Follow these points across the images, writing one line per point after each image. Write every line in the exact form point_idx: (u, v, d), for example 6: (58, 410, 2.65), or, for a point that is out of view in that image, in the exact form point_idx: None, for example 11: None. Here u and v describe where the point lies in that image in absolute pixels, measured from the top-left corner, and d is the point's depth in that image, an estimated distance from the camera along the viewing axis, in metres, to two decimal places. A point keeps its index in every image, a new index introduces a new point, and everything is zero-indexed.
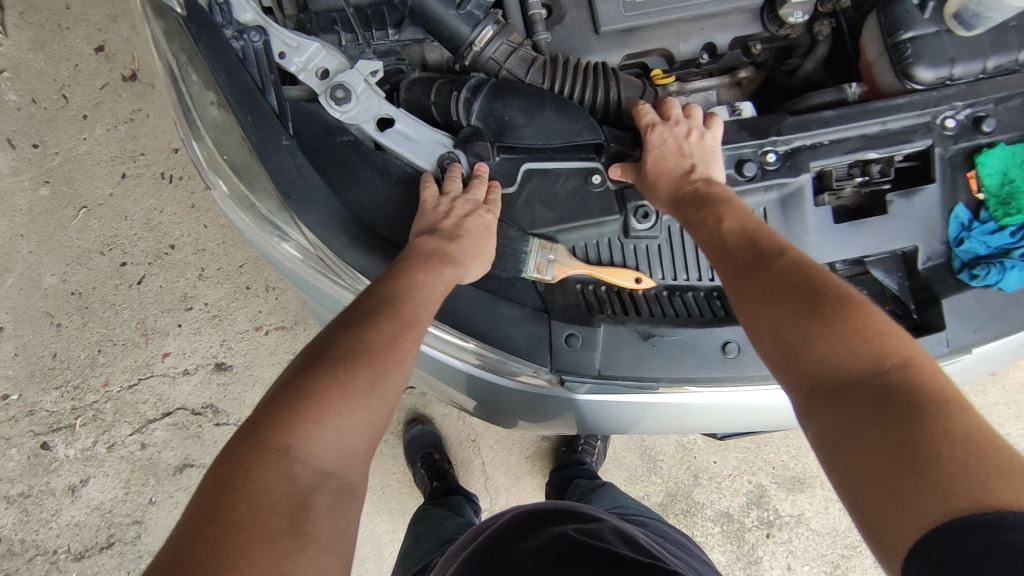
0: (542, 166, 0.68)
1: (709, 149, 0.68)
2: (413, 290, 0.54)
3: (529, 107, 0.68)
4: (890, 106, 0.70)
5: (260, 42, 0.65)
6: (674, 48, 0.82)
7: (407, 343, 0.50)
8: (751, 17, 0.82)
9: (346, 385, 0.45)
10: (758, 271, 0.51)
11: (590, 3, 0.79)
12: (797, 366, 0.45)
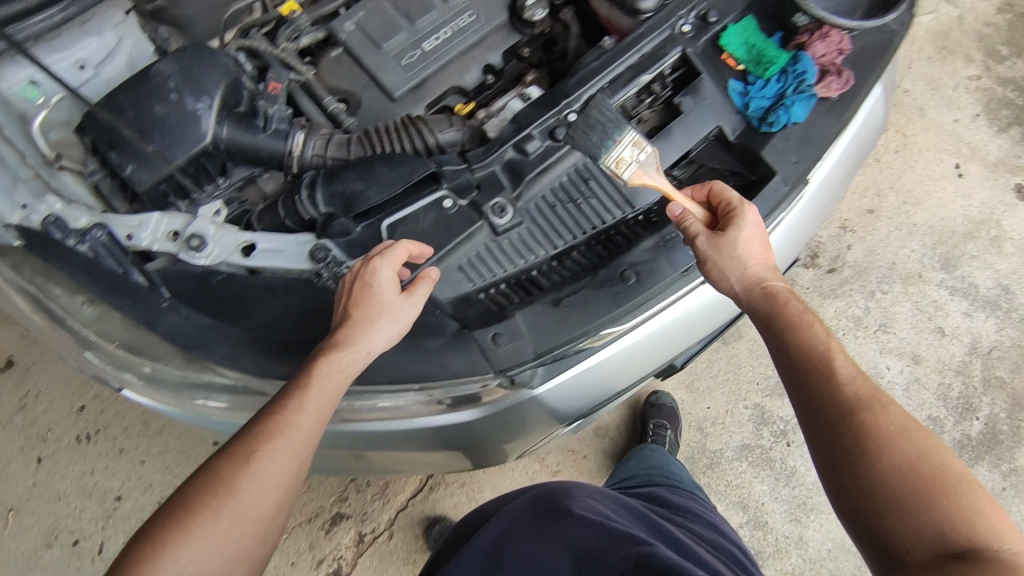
0: (398, 216, 0.74)
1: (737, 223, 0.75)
2: (286, 410, 0.60)
3: (362, 173, 0.74)
4: (636, 37, 0.82)
5: (103, 235, 0.69)
6: (462, 81, 0.94)
7: (269, 458, 0.57)
8: (507, 32, 0.96)
9: (187, 518, 0.54)
10: (864, 412, 0.59)
11: (375, 80, 0.91)
12: (847, 456, 0.58)
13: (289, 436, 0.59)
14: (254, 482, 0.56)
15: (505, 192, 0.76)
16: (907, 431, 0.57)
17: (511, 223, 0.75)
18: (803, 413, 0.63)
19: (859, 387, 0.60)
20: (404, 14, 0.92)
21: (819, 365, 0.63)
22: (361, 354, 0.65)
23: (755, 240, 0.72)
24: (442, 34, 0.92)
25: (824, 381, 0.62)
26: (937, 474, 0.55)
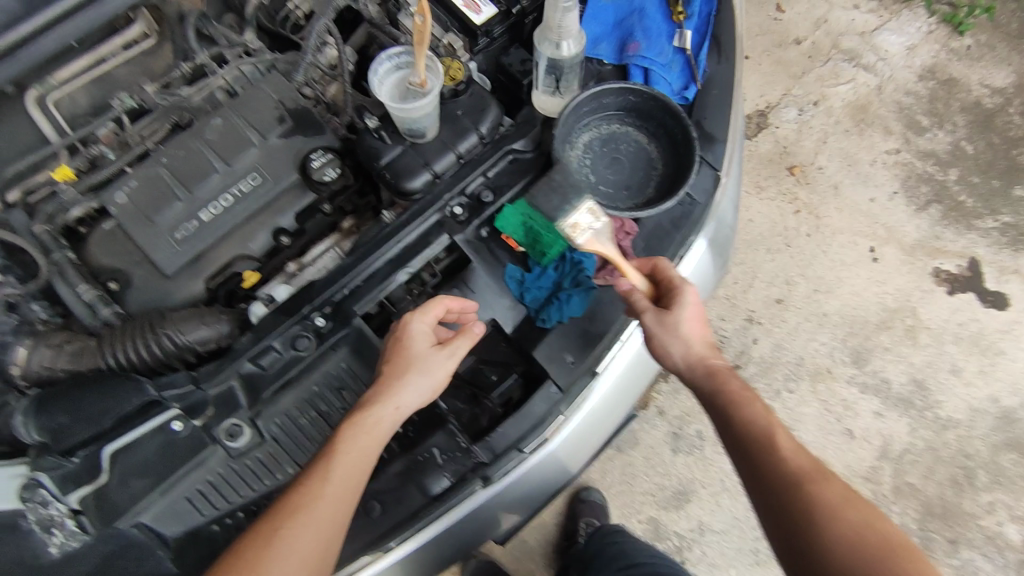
0: (121, 443, 0.66)
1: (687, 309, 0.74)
2: (333, 475, 0.64)
3: (72, 405, 0.66)
4: (398, 226, 0.75)
5: None
6: (247, 250, 0.89)
7: (299, 525, 0.61)
8: (301, 191, 0.91)
9: (254, 558, 0.60)
10: (810, 483, 0.65)
11: (147, 256, 0.85)
12: (802, 537, 0.63)
13: (319, 503, 0.62)
14: (298, 536, 0.61)
15: (240, 412, 0.70)
16: (849, 504, 0.64)
17: (248, 444, 0.70)
18: (751, 493, 0.69)
19: (798, 467, 0.66)
20: (178, 183, 0.87)
21: (760, 445, 0.69)
22: (391, 410, 0.67)
23: (694, 319, 0.74)
24: (221, 202, 0.87)
25: (766, 456, 0.68)
26: (878, 548, 0.61)
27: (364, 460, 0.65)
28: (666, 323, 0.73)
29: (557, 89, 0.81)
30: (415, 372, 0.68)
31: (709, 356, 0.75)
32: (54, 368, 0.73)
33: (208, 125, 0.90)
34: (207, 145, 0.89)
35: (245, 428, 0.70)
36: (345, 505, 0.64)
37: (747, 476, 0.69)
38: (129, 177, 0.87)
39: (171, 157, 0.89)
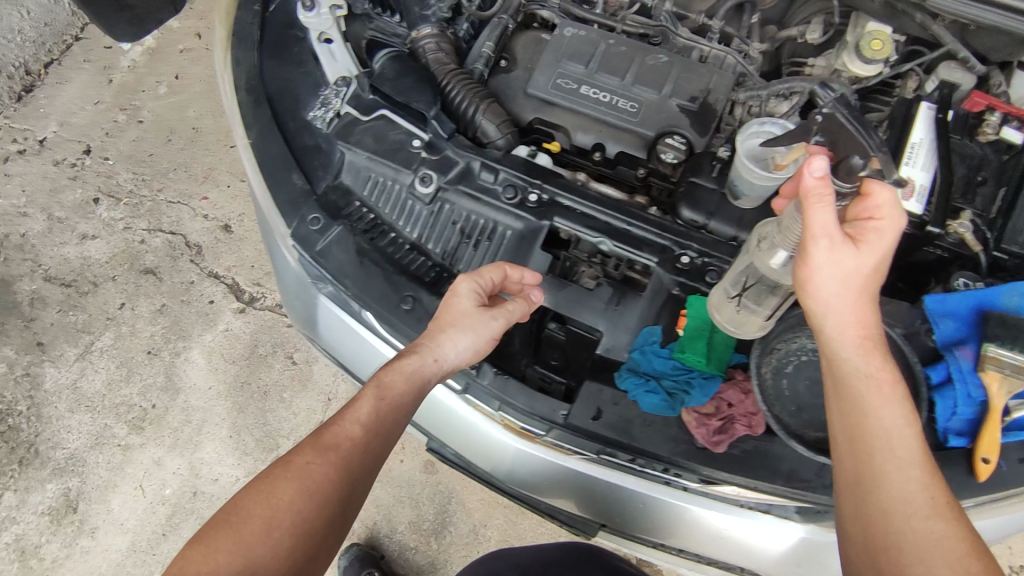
0: (390, 116, 0.91)
1: (861, 254, 0.64)
2: (348, 419, 0.70)
3: (413, 85, 0.93)
4: (640, 215, 0.82)
5: None
6: (572, 133, 1.03)
7: (318, 457, 0.66)
8: (641, 145, 1.01)
9: (277, 473, 0.65)
10: (926, 521, 0.60)
11: (531, 72, 1.06)
12: (891, 560, 0.60)
13: (348, 440, 0.68)
14: (320, 467, 0.65)
15: (442, 177, 0.87)
16: (977, 552, 0.58)
17: (422, 195, 0.86)
18: (850, 499, 0.64)
19: (912, 502, 0.60)
20: (598, 59, 1.04)
21: (885, 456, 0.62)
22: (431, 360, 0.73)
23: (861, 274, 0.65)
24: (601, 94, 1.02)
25: (876, 483, 0.62)
26: None
27: (406, 400, 0.71)
28: (840, 257, 0.64)
29: (737, 300, 0.74)
30: (458, 330, 0.74)
31: (868, 288, 0.66)
32: (423, 55, 0.99)
33: (654, 56, 1.03)
34: (639, 62, 1.03)
35: (432, 185, 0.86)
36: (374, 444, 0.69)
37: (855, 487, 0.64)
38: (583, 29, 1.06)
39: (614, 45, 1.04)
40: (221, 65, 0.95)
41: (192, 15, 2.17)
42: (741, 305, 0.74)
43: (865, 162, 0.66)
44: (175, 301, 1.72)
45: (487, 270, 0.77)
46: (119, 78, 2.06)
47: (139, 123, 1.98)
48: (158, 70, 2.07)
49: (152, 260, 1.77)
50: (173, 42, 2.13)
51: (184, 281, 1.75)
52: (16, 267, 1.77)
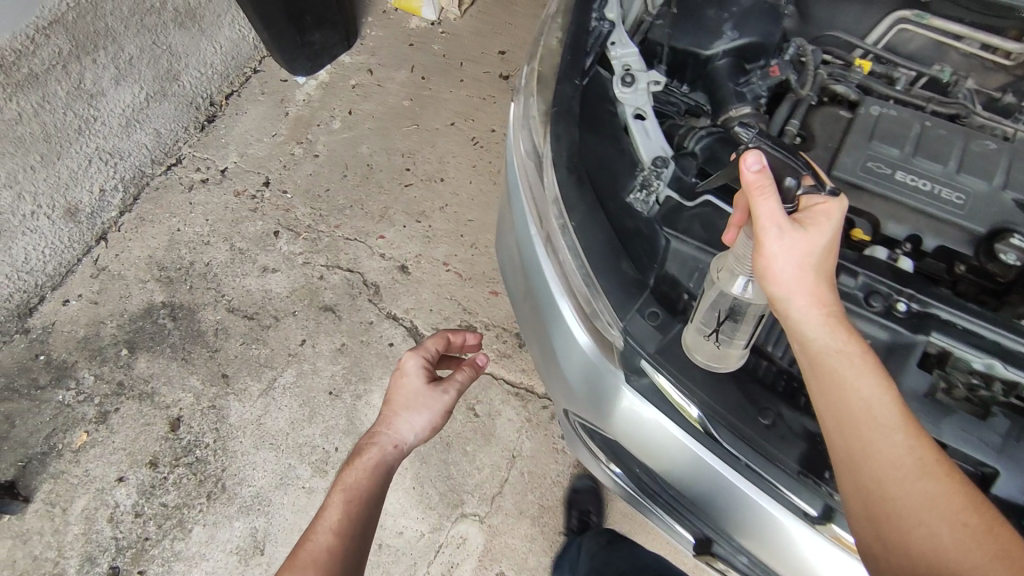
0: (720, 204, 0.87)
1: (808, 238, 0.72)
2: (346, 481, 1.00)
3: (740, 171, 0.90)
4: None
5: (606, 29, 0.94)
6: (882, 221, 0.95)
7: (335, 548, 0.89)
8: (966, 241, 0.92)
9: (291, 570, 0.86)
10: (892, 468, 0.66)
11: (835, 151, 0.98)
12: (886, 520, 0.66)
13: (334, 515, 0.94)
14: (302, 572, 0.85)
15: None
16: (966, 504, 0.64)
17: None
18: (847, 477, 0.69)
19: (900, 466, 0.66)
20: (914, 143, 0.96)
21: (864, 424, 0.67)
22: (370, 464, 1.02)
23: (808, 251, 0.72)
24: (920, 182, 0.94)
25: (866, 457, 0.67)
26: (994, 559, 0.61)
27: (368, 481, 1.00)
28: (797, 241, 0.71)
29: (727, 339, 0.82)
30: (406, 410, 1.10)
31: (827, 277, 0.73)
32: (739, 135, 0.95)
33: (979, 142, 0.97)
34: (964, 150, 0.96)
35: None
36: (354, 516, 0.95)
37: (848, 465, 0.69)
38: (894, 108, 1.00)
39: (933, 127, 0.98)
40: (530, 137, 0.91)
41: (362, 51, 2.21)
42: (722, 343, 0.82)
43: (797, 181, 0.76)
44: (356, 339, 1.72)
45: (413, 358, 1.16)
46: (293, 111, 2.10)
47: (315, 157, 2.01)
48: (332, 104, 2.11)
49: (332, 296, 1.78)
50: (345, 77, 2.16)
51: (363, 319, 1.75)
52: (201, 296, 1.81)
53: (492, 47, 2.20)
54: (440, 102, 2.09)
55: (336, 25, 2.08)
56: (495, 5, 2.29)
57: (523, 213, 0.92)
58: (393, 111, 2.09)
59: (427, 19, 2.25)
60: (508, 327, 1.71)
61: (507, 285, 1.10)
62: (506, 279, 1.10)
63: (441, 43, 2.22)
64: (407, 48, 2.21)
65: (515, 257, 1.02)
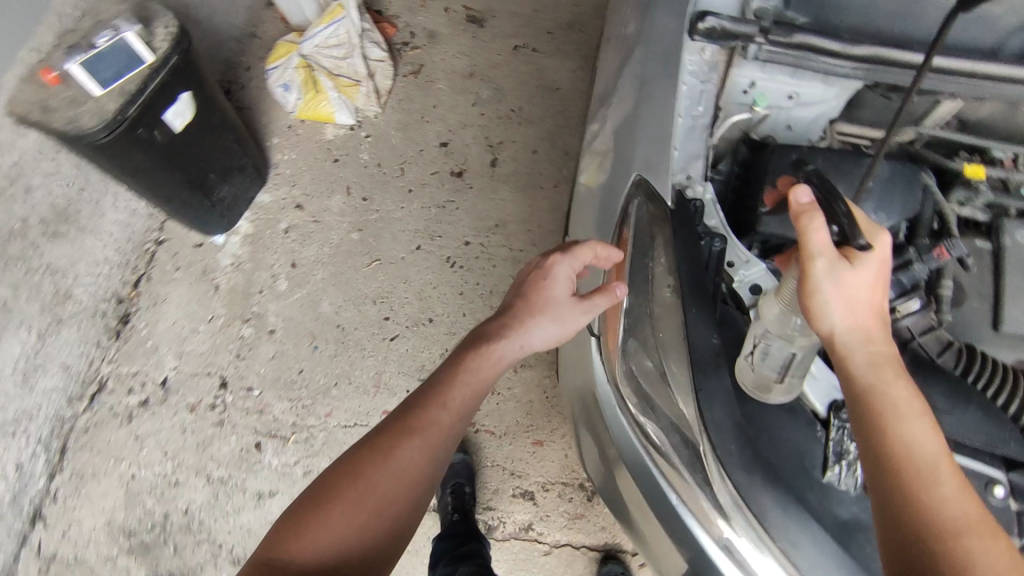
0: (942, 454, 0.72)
1: (851, 277, 0.72)
2: (441, 388, 0.86)
3: (949, 395, 0.76)
4: None
5: (718, 247, 0.87)
6: None
7: (397, 445, 0.81)
8: None
9: (375, 464, 0.80)
10: (946, 523, 0.62)
11: (996, 300, 0.83)
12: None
13: (431, 425, 0.83)
14: (403, 457, 0.81)
15: None
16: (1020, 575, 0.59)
17: None
18: (893, 528, 0.64)
19: (954, 519, 0.62)
20: None
21: (917, 465, 0.65)
22: (481, 363, 0.88)
23: (851, 289, 0.72)
24: None
25: (924, 494, 0.63)
26: None
27: (483, 376, 0.88)
28: (841, 279, 0.72)
29: (777, 376, 0.82)
30: (551, 321, 0.89)
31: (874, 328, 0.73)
32: (914, 338, 0.81)
33: None
34: None
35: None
36: (453, 433, 0.85)
37: (895, 510, 0.64)
38: None
39: None
40: (675, 429, 0.81)
41: (280, 183, 1.85)
42: (763, 370, 0.83)
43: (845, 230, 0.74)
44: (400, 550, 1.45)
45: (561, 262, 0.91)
46: (223, 281, 1.73)
47: (270, 333, 1.67)
48: (267, 259, 1.76)
49: None
50: (271, 221, 1.80)
51: None
52: (192, 556, 1.47)
53: (430, 138, 1.90)
54: (394, 223, 1.79)
55: (246, 169, 1.71)
56: (416, 87, 1.97)
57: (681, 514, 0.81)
58: (344, 250, 1.76)
59: (345, 125, 1.91)
60: (567, 481, 1.48)
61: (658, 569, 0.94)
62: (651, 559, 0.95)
63: (370, 150, 1.89)
64: (332, 165, 1.87)
65: (642, 521, 0.90)
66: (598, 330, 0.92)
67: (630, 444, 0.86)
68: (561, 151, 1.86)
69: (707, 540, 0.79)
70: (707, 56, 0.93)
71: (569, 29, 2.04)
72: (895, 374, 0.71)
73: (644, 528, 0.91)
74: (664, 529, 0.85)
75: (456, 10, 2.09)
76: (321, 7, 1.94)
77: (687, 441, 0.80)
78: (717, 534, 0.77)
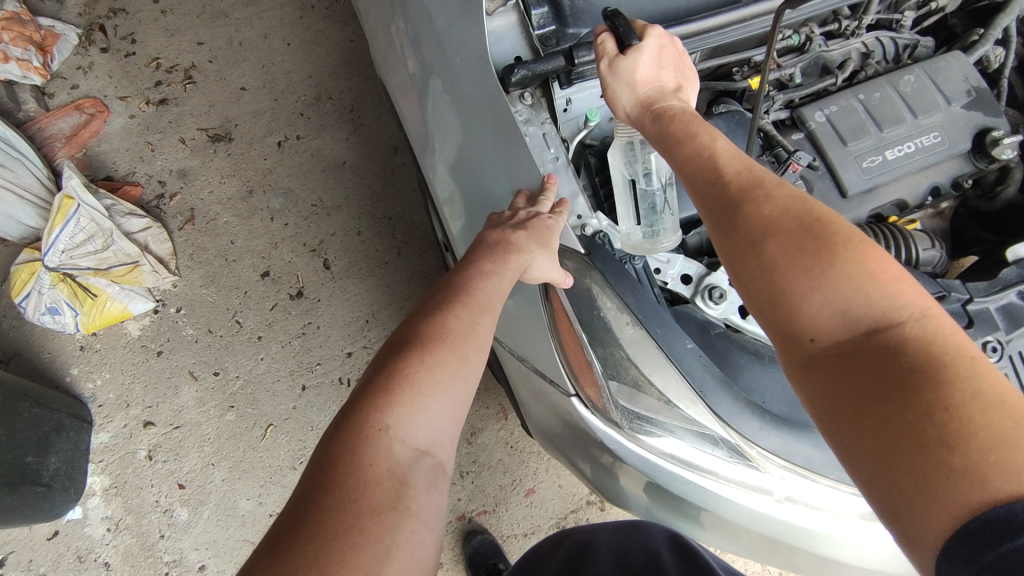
0: None
1: (630, 63, 0.78)
2: (491, 286, 0.79)
3: None
4: None
5: (642, 264, 0.88)
6: (908, 197, 0.96)
7: (474, 344, 0.73)
8: (962, 160, 0.97)
9: (417, 382, 0.67)
10: (751, 210, 0.63)
11: (832, 174, 0.93)
12: (762, 276, 0.61)
13: (462, 352, 0.72)
14: (437, 390, 0.68)
15: (999, 332, 0.77)
16: (837, 239, 0.59)
17: (996, 365, 0.75)
18: (719, 242, 0.66)
19: (773, 218, 0.62)
20: (874, 118, 0.94)
21: (718, 187, 0.66)
22: (493, 296, 0.78)
23: (637, 70, 0.79)
24: (906, 147, 0.94)
25: (714, 191, 0.66)
26: (878, 296, 0.57)
27: (497, 303, 0.79)
28: (620, 70, 0.79)
29: (637, 223, 0.91)
30: (546, 249, 0.81)
31: (659, 100, 0.78)
32: None
33: (903, 80, 0.97)
34: (902, 95, 0.96)
35: (1002, 350, 0.76)
36: (474, 370, 0.73)
37: (719, 232, 0.65)
38: (829, 102, 0.97)
39: (869, 96, 0.96)
40: (692, 428, 0.82)
41: (110, 412, 1.56)
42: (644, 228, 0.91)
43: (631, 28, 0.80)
44: None
45: (541, 199, 0.84)
46: (111, 554, 1.44)
47: (200, 570, 1.44)
48: (146, 498, 1.49)
49: None
50: (126, 457, 1.52)
51: None
52: None
53: (246, 275, 1.71)
54: (263, 378, 1.60)
55: (64, 425, 1.42)
56: (199, 233, 1.76)
57: (741, 501, 0.82)
58: (227, 436, 1.54)
59: (146, 311, 1.65)
60: (576, 507, 1.47)
61: (722, 549, 0.96)
62: (713, 544, 0.96)
63: (189, 321, 1.66)
64: (158, 360, 1.61)
65: (693, 520, 0.89)
66: (576, 390, 0.86)
67: (668, 474, 0.83)
68: (384, 218, 1.78)
69: (768, 503, 0.82)
70: (529, 100, 0.90)
71: (319, 101, 1.94)
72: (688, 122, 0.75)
73: (704, 529, 0.91)
74: (725, 518, 0.85)
75: (192, 137, 1.89)
76: (41, 209, 1.64)
77: (702, 434, 0.82)
78: (774, 492, 0.81)
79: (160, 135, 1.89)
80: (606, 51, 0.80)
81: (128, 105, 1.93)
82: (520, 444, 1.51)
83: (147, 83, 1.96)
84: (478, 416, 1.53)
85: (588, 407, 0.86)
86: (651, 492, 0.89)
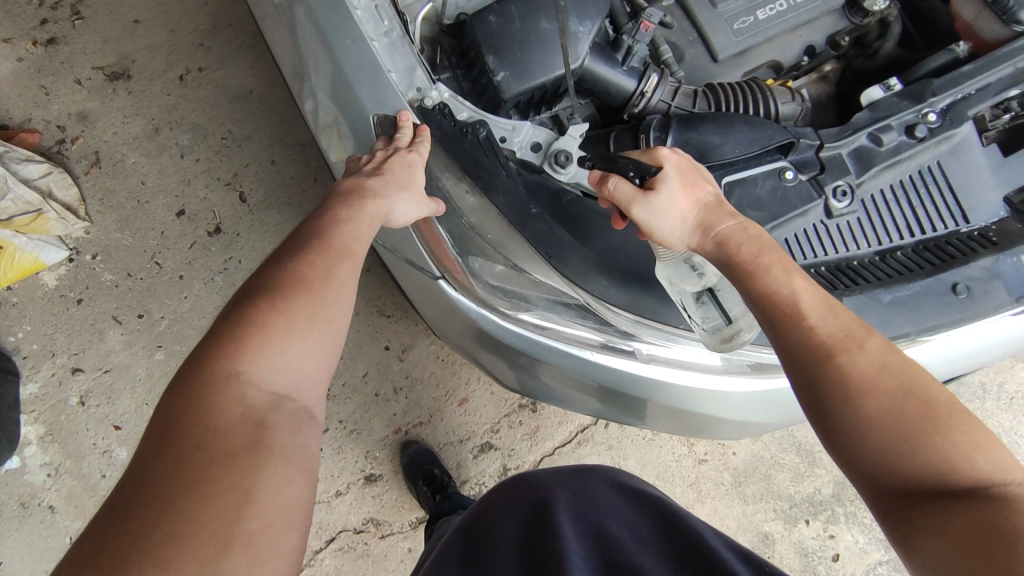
0: (739, 176, 0.86)
1: (661, 203, 0.76)
2: (345, 225, 0.77)
3: (721, 128, 0.88)
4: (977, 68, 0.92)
5: (483, 131, 0.87)
6: (781, 57, 1.02)
7: (332, 287, 0.71)
8: (837, 16, 1.03)
9: (267, 325, 0.65)
10: (842, 354, 0.65)
11: (704, 39, 0.99)
12: (851, 418, 0.63)
13: (323, 301, 0.70)
14: (298, 344, 0.67)
15: (850, 177, 0.88)
16: (920, 396, 0.63)
17: (848, 209, 0.87)
18: (799, 379, 0.67)
19: (867, 366, 0.64)
20: None
21: (803, 324, 0.67)
22: (352, 241, 0.76)
23: (676, 205, 0.77)
24: (778, 6, 0.98)
25: (800, 329, 0.66)
26: (965, 449, 0.60)
27: (357, 248, 0.77)
28: (657, 208, 0.77)
29: (722, 322, 0.81)
30: (406, 191, 0.81)
31: (714, 220, 0.76)
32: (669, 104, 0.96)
33: None
34: None
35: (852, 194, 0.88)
36: (340, 316, 0.72)
37: (803, 373, 0.66)
38: None
39: None
40: (552, 299, 0.88)
41: (36, 363, 1.54)
42: (709, 326, 0.82)
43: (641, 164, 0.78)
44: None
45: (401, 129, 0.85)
46: (55, 497, 1.46)
47: None
48: (82, 441, 1.50)
49: None
50: (58, 405, 1.52)
51: None
52: None
53: (161, 214, 1.66)
54: (190, 314, 1.59)
55: None
56: (107, 177, 1.69)
57: (612, 365, 0.88)
58: (159, 375, 1.55)
59: (60, 261, 1.61)
60: (508, 410, 1.51)
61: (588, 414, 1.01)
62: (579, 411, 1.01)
63: (106, 267, 1.62)
64: (79, 307, 1.59)
65: (564, 389, 0.94)
66: (441, 272, 0.88)
67: (540, 346, 0.88)
68: (297, 144, 1.73)
69: (636, 364, 0.89)
70: None
71: (218, 29, 1.83)
72: (750, 249, 0.73)
73: (565, 393, 0.95)
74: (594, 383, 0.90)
75: (88, 76, 1.79)
76: None
77: (568, 303, 0.88)
78: (639, 352, 0.88)
79: (53, 77, 1.79)
80: (627, 197, 0.78)
81: (13, 47, 1.81)
82: (451, 356, 1.53)
83: (31, 22, 1.83)
84: (404, 335, 1.53)
85: (455, 288, 0.88)
86: (520, 366, 0.93)
